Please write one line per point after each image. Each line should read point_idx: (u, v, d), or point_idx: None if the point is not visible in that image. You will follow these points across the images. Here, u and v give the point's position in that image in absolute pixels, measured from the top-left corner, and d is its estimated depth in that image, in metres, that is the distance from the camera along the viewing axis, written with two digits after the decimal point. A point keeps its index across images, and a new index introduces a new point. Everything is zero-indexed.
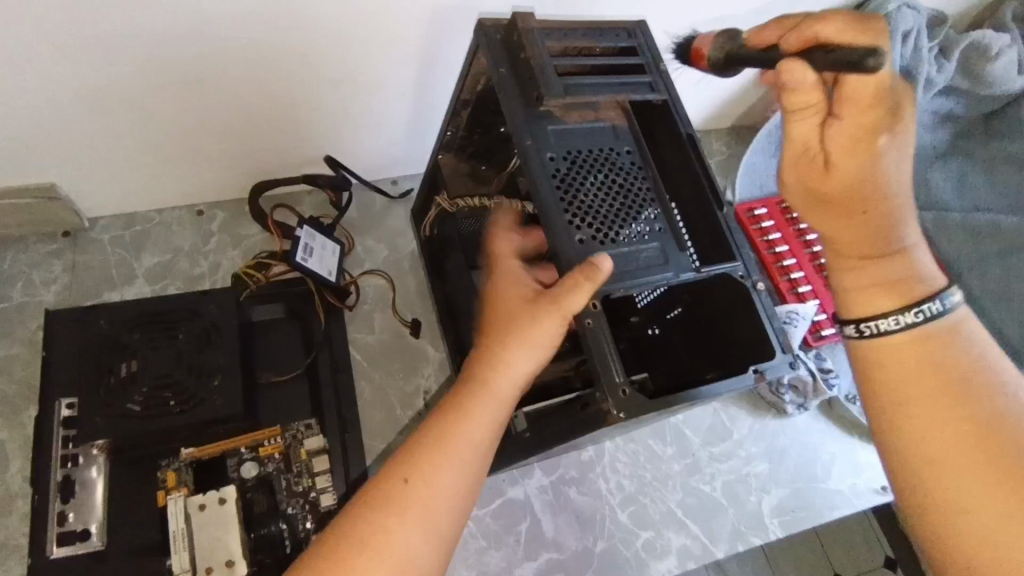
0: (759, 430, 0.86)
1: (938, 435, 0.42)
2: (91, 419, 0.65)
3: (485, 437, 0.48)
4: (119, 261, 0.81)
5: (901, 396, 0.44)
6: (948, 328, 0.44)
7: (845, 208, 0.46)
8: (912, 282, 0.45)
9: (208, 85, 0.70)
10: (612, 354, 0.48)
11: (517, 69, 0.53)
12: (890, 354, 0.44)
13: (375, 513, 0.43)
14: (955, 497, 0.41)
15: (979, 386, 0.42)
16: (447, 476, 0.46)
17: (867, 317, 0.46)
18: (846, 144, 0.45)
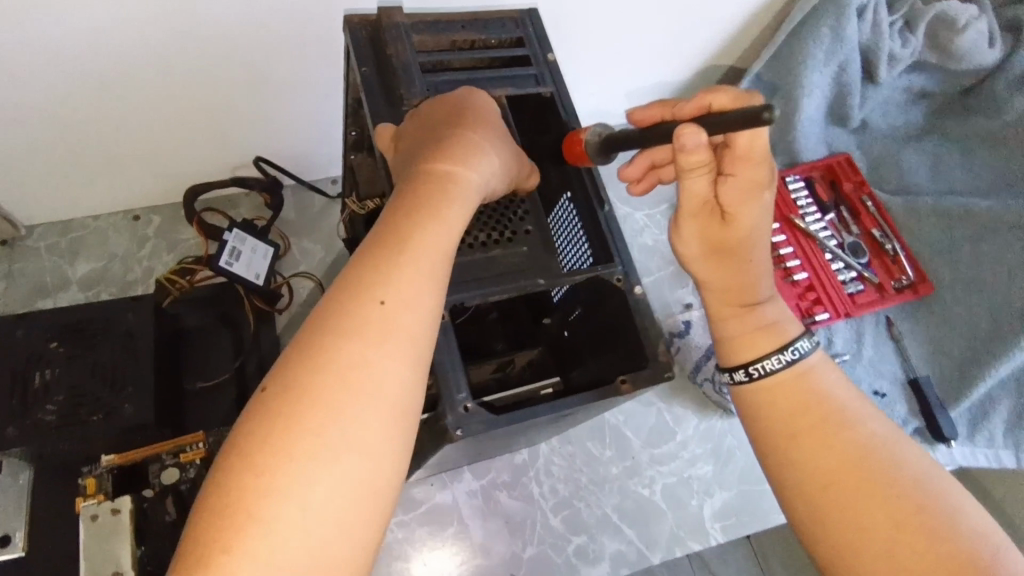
0: (705, 431, 0.83)
1: (819, 466, 0.43)
2: (5, 431, 0.65)
3: (427, 283, 0.39)
4: (54, 268, 0.82)
5: (788, 431, 0.45)
6: (811, 367, 0.48)
7: (737, 260, 0.51)
8: (784, 325, 0.51)
9: (114, 96, 0.69)
10: (456, 368, 0.44)
11: (382, 66, 0.51)
12: (772, 394, 0.47)
13: (345, 340, 0.35)
14: (857, 518, 0.41)
15: (847, 418, 0.44)
16: (380, 339, 0.36)
17: (753, 360, 0.49)
18: (740, 200, 0.49)
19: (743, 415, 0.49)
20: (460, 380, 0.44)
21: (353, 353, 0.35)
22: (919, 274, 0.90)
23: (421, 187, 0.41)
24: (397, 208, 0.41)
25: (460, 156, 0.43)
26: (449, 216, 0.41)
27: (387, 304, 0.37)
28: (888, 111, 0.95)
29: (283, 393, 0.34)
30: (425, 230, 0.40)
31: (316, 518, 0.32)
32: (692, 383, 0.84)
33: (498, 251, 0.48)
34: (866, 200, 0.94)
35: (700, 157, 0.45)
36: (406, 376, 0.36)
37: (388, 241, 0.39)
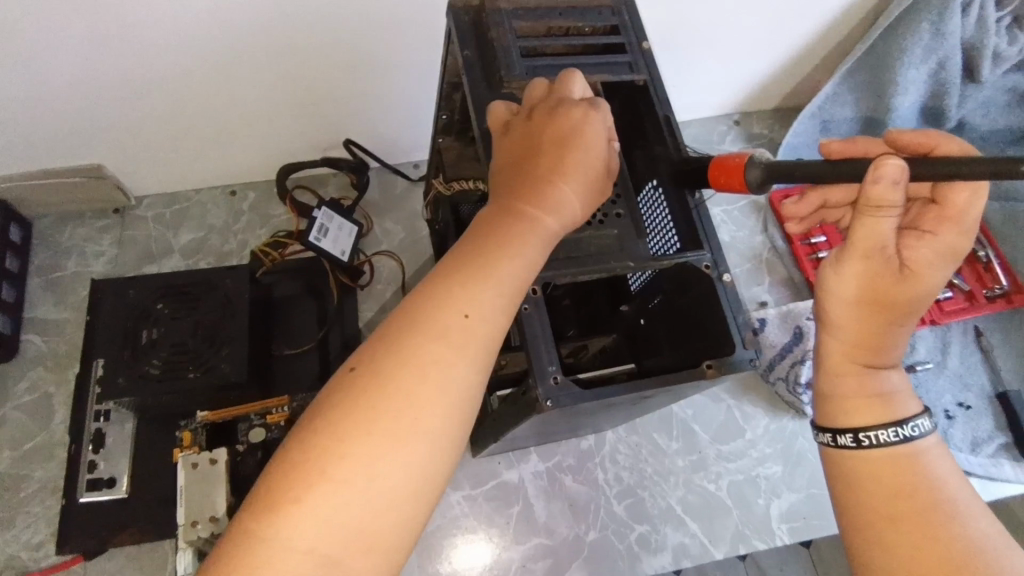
0: (775, 431, 0.82)
1: (913, 554, 0.41)
2: (117, 380, 0.71)
3: (507, 306, 0.39)
4: (159, 236, 0.88)
5: (887, 514, 0.43)
6: (919, 452, 0.44)
7: (888, 317, 0.46)
8: (898, 397, 0.47)
9: (227, 75, 0.74)
10: (547, 341, 0.45)
11: (484, 51, 0.53)
12: (874, 468, 0.44)
13: (427, 342, 0.37)
14: None
15: (955, 513, 0.42)
16: (461, 351, 0.37)
17: (865, 427, 0.45)
18: (930, 264, 0.45)
19: (832, 477, 0.47)
20: (551, 353, 0.45)
21: (434, 359, 0.36)
22: (1015, 284, 0.86)
23: (516, 208, 0.42)
24: (491, 225, 0.41)
25: (553, 184, 0.43)
26: (534, 246, 0.41)
27: (468, 318, 0.38)
28: (988, 112, 0.92)
29: (368, 375, 0.36)
30: (503, 242, 0.40)
31: (392, 486, 0.34)
32: (765, 383, 0.84)
33: (589, 233, 0.49)
34: None
35: (893, 196, 0.42)
36: (471, 397, 0.37)
37: (476, 252, 0.40)
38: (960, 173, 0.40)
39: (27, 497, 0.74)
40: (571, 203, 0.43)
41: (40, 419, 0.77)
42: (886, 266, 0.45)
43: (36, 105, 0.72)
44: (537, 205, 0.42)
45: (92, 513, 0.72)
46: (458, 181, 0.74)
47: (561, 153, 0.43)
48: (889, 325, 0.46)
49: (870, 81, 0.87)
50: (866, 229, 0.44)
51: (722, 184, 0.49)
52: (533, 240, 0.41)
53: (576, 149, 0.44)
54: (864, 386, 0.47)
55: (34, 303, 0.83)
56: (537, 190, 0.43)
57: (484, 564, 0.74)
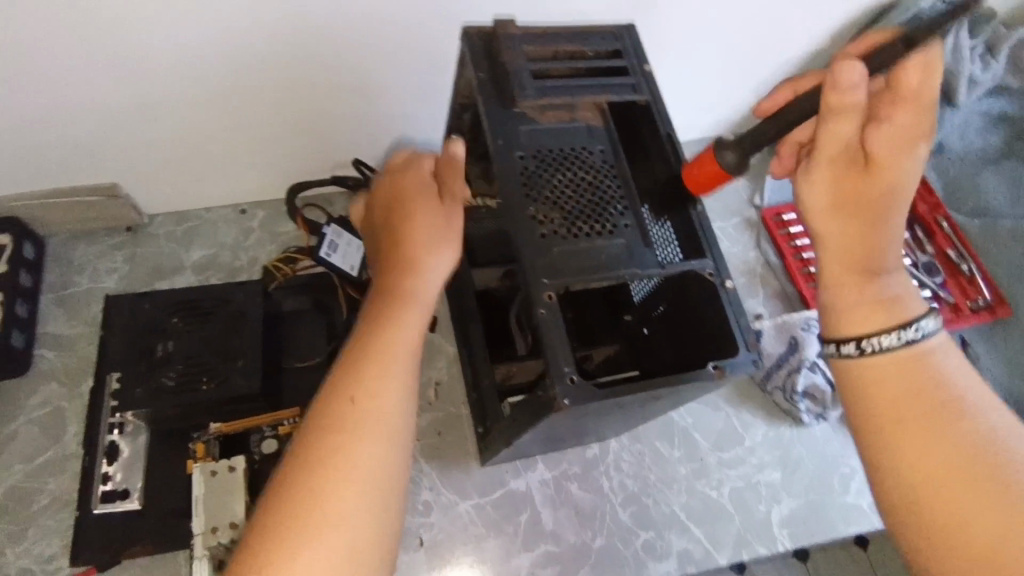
0: (774, 438, 0.84)
1: (921, 450, 0.45)
2: (134, 392, 0.73)
3: (395, 371, 0.50)
4: (171, 253, 0.90)
5: (895, 416, 0.47)
6: (927, 351, 0.48)
7: (860, 214, 0.51)
8: (899, 300, 0.50)
9: (241, 96, 0.77)
10: (564, 343, 0.48)
11: (496, 73, 0.56)
12: (882, 376, 0.48)
13: (331, 427, 0.47)
14: (956, 505, 0.44)
15: (965, 410, 0.46)
16: (355, 424, 0.47)
17: (866, 335, 0.49)
18: (891, 149, 0.50)
19: (842, 387, 0.51)
20: (567, 355, 0.48)
21: (338, 441, 0.47)
22: (997, 296, 0.90)
23: (388, 299, 0.53)
24: (369, 322, 0.53)
25: (409, 260, 0.55)
26: (410, 319, 0.53)
27: (356, 401, 0.48)
28: (966, 133, 0.97)
29: (291, 471, 0.46)
30: (381, 328, 0.52)
31: (331, 549, 0.44)
32: (761, 391, 0.86)
33: (598, 243, 0.52)
34: (943, 220, 0.93)
35: (853, 98, 0.48)
36: (386, 450, 0.47)
37: (361, 350, 0.51)
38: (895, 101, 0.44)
39: (38, 511, 0.75)
40: (432, 274, 0.55)
41: (52, 433, 0.78)
42: (852, 164, 0.51)
43: (54, 125, 0.74)
44: (404, 287, 0.54)
45: (105, 524, 0.73)
46: None
47: (410, 225, 0.55)
48: (867, 223, 0.51)
49: None
50: (831, 133, 0.50)
51: (705, 182, 0.54)
52: (404, 318, 0.52)
53: (426, 226, 0.55)
54: (869, 295, 0.50)
55: (47, 319, 0.85)
56: (398, 277, 0.54)
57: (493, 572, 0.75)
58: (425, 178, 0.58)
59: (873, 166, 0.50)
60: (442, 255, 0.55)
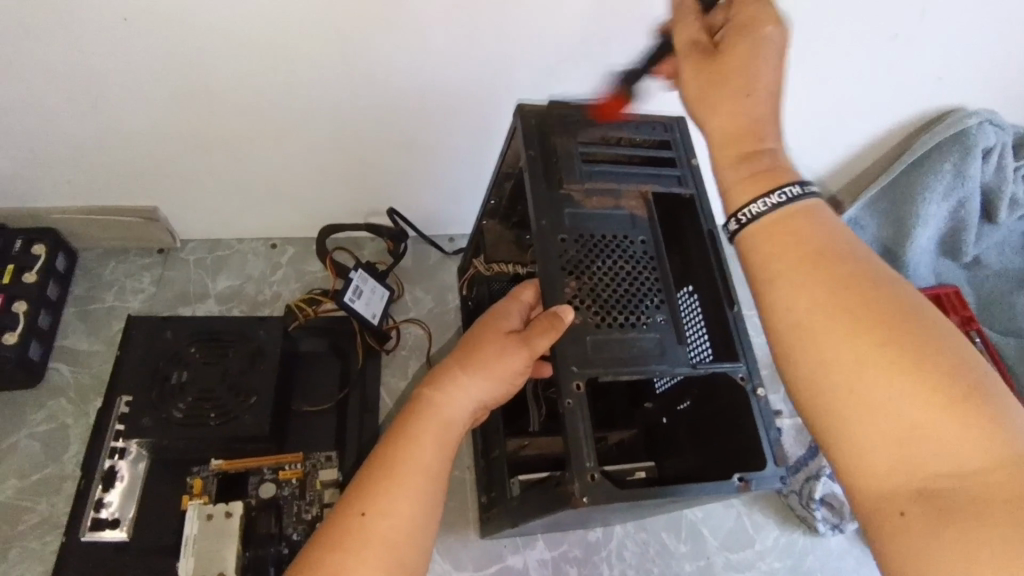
0: (785, 544, 0.81)
1: (808, 302, 0.38)
2: (142, 420, 0.72)
3: (416, 494, 0.47)
4: (198, 280, 0.91)
5: (774, 271, 0.40)
6: (812, 208, 0.41)
7: (730, 86, 0.43)
8: (782, 172, 0.43)
9: (292, 140, 0.79)
10: (587, 438, 0.47)
11: (547, 153, 0.56)
12: (770, 234, 0.41)
13: (334, 547, 0.44)
14: (834, 355, 0.37)
15: (851, 249, 0.39)
16: (357, 550, 0.44)
17: (742, 206, 0.43)
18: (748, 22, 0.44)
19: (742, 260, 0.43)
20: (589, 450, 0.46)
21: (336, 565, 0.43)
22: None
23: (414, 411, 0.51)
24: (394, 433, 0.50)
25: (456, 380, 0.51)
26: (436, 441, 0.50)
27: (366, 516, 0.45)
28: (1002, 252, 0.96)
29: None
30: (408, 444, 0.49)
31: None
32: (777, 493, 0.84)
33: (631, 335, 0.51)
34: (974, 336, 0.89)
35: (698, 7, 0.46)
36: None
37: (386, 464, 0.48)
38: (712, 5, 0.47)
39: (24, 531, 0.73)
40: (469, 394, 0.51)
41: (52, 451, 0.77)
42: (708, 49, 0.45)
43: (107, 148, 0.77)
44: (438, 401, 0.51)
45: (90, 553, 0.71)
46: (496, 262, 0.78)
47: (481, 344, 0.53)
48: (737, 94, 0.43)
49: (889, 209, 0.92)
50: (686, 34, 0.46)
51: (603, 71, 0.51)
52: (430, 439, 0.50)
53: (478, 342, 0.53)
54: (744, 171, 0.43)
55: (66, 332, 0.85)
56: (431, 387, 0.52)
57: None
58: (518, 307, 0.55)
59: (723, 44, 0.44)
60: (493, 383, 0.52)
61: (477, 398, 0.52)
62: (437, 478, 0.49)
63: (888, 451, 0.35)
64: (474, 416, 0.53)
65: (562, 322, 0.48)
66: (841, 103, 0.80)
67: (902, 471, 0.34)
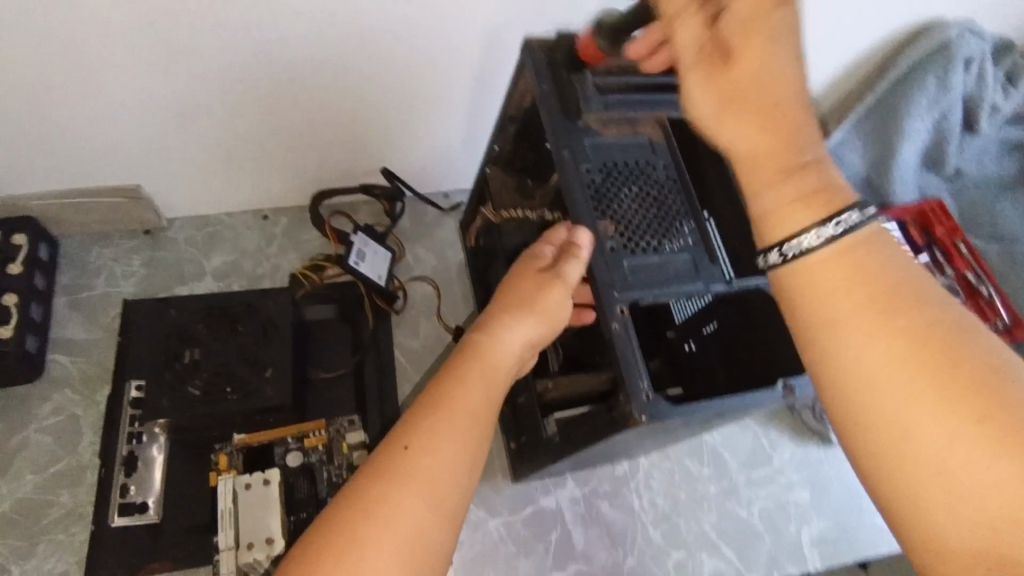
0: (801, 458, 0.84)
1: (873, 368, 0.34)
2: (159, 400, 0.70)
3: (460, 437, 0.45)
4: (191, 258, 0.88)
5: (831, 325, 0.35)
6: (872, 234, 0.36)
7: (752, 107, 0.38)
8: (831, 191, 0.37)
9: (278, 102, 0.76)
10: (637, 359, 0.47)
11: (561, 84, 0.55)
12: (820, 272, 0.36)
13: (375, 481, 0.42)
14: (903, 431, 0.33)
15: (920, 298, 0.34)
16: (398, 483, 0.42)
17: (789, 237, 0.37)
18: (759, 11, 0.38)
19: (783, 298, 0.38)
20: (642, 369, 0.47)
21: (378, 493, 0.41)
22: (1016, 319, 0.88)
23: (466, 355, 0.50)
24: (445, 375, 0.49)
25: (499, 323, 0.52)
26: (483, 380, 0.49)
27: (409, 450, 0.43)
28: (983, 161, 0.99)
29: (329, 520, 0.40)
30: (453, 384, 0.48)
31: None
32: (789, 411, 0.87)
33: (667, 258, 0.51)
34: (961, 245, 0.93)
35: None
36: (423, 517, 0.41)
37: (432, 402, 0.47)
38: None
39: (50, 525, 0.71)
40: (514, 337, 0.51)
41: (65, 444, 0.75)
42: (715, 58, 0.40)
43: (84, 126, 0.72)
44: (483, 342, 0.51)
45: (122, 539, 0.70)
46: (504, 209, 0.76)
47: (520, 286, 0.53)
48: (771, 110, 0.38)
49: (876, 129, 0.94)
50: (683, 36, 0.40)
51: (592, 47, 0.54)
52: (475, 384, 0.48)
53: (515, 284, 0.54)
54: (788, 191, 0.38)
55: (61, 323, 0.82)
56: (483, 333, 0.51)
57: None
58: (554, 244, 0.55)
59: (736, 48, 0.38)
60: (531, 325, 0.52)
61: (520, 341, 0.52)
62: (481, 429, 0.47)
63: (967, 539, 0.31)
64: (519, 362, 0.52)
65: (580, 245, 0.50)
66: (832, 20, 0.80)
67: (991, 566, 0.31)
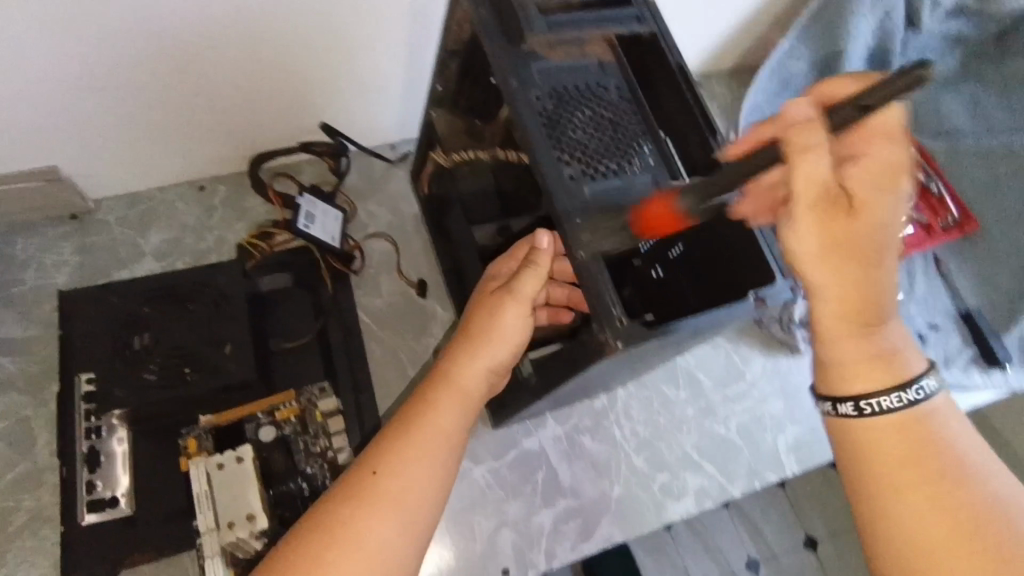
0: (772, 370, 0.86)
1: (919, 514, 0.42)
2: (113, 391, 0.67)
3: (430, 457, 0.53)
4: (126, 239, 0.82)
5: (888, 483, 0.43)
6: (926, 412, 0.44)
7: (858, 263, 0.43)
8: (893, 358, 0.45)
9: (196, 62, 0.70)
10: (609, 286, 0.46)
11: (499, 8, 0.52)
12: (878, 438, 0.44)
13: (348, 503, 0.50)
14: (927, 555, 0.41)
15: (967, 486, 0.42)
16: (370, 507, 0.50)
17: (866, 394, 0.44)
18: (876, 186, 0.43)
19: (836, 445, 0.46)
20: (613, 296, 0.46)
21: (349, 514, 0.49)
22: (964, 212, 0.93)
23: (435, 382, 0.57)
24: (418, 399, 0.57)
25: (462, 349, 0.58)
26: (452, 403, 0.56)
27: (377, 473, 0.51)
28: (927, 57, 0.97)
29: (308, 536, 0.48)
30: (424, 409, 0.56)
31: None
32: (757, 326, 0.87)
33: (628, 181, 0.49)
34: None
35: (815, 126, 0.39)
36: (396, 539, 0.49)
37: (404, 424, 0.55)
38: (876, 99, 0.39)
39: (17, 531, 0.68)
40: (477, 362, 0.58)
41: (19, 448, 0.71)
42: (846, 204, 0.42)
43: None
44: (450, 370, 0.58)
45: (96, 536, 0.67)
46: (456, 152, 0.73)
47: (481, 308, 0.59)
48: (863, 266, 0.43)
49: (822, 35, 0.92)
50: (803, 175, 0.41)
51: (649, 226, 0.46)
52: (445, 409, 0.56)
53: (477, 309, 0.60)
54: (861, 350, 0.45)
55: None
56: (449, 362, 0.58)
57: (517, 533, 0.74)
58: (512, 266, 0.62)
59: (854, 204, 0.42)
60: (492, 352, 0.58)
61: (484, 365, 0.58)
62: (449, 450, 0.55)
63: None
64: (488, 385, 0.59)
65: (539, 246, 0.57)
66: None
67: None
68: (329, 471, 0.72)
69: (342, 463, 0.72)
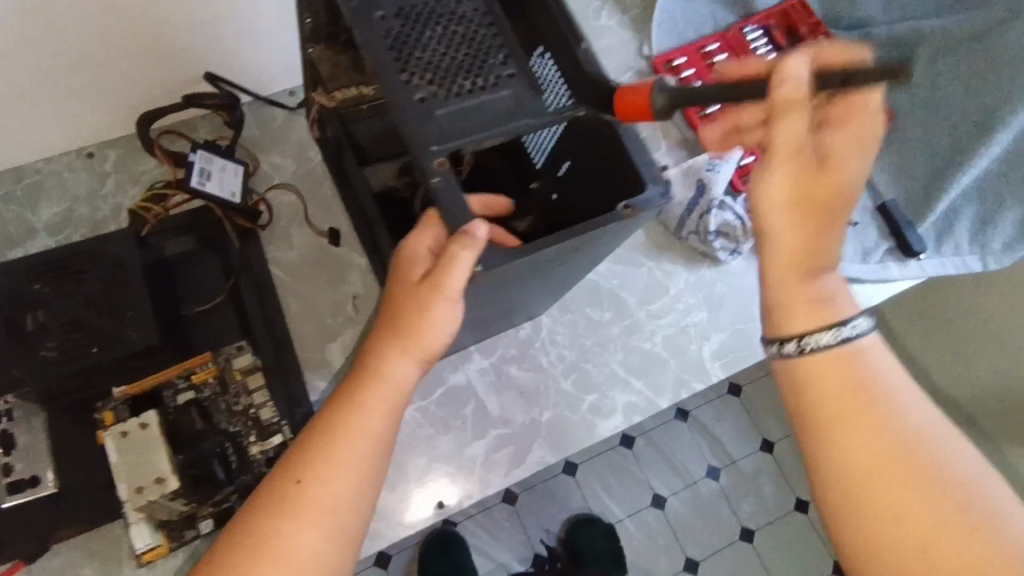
0: (695, 281, 0.86)
1: (859, 449, 0.46)
2: (11, 373, 0.65)
3: (357, 458, 0.52)
4: (16, 216, 0.79)
5: (828, 420, 0.48)
6: (858, 348, 0.49)
7: (825, 215, 0.50)
8: (831, 301, 0.50)
9: (46, 19, 0.64)
10: (465, 210, 0.45)
11: None
12: (818, 373, 0.49)
13: (276, 517, 0.50)
14: (866, 486, 0.46)
15: (896, 412, 0.47)
16: (292, 518, 0.50)
17: (805, 332, 0.50)
18: (845, 155, 0.49)
19: (784, 383, 0.51)
20: (468, 217, 0.45)
21: (278, 528, 0.50)
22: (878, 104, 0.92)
23: (359, 381, 0.54)
24: (342, 398, 0.54)
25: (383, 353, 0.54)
26: (382, 402, 0.54)
27: (302, 482, 0.51)
28: None
29: (244, 549, 0.49)
30: (350, 409, 0.53)
31: None
32: (678, 239, 0.87)
33: (484, 98, 0.47)
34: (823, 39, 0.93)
35: (796, 90, 0.46)
36: (324, 546, 0.50)
37: (329, 429, 0.53)
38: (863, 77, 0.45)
39: None
40: (402, 360, 0.54)
41: None
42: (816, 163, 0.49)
43: None
44: (375, 369, 0.54)
45: (21, 516, 0.67)
46: (339, 90, 0.69)
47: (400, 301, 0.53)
48: (821, 224, 0.50)
49: None
50: (785, 134, 0.48)
51: (630, 116, 0.49)
52: (373, 412, 0.54)
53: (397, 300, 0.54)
54: (805, 292, 0.51)
55: None
56: (376, 354, 0.55)
57: (450, 466, 0.75)
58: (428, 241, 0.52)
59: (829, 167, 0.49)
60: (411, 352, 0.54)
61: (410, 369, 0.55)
62: (379, 451, 0.54)
63: None
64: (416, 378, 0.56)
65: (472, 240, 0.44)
66: None
67: None
68: (252, 428, 0.71)
69: (264, 420, 0.71)
